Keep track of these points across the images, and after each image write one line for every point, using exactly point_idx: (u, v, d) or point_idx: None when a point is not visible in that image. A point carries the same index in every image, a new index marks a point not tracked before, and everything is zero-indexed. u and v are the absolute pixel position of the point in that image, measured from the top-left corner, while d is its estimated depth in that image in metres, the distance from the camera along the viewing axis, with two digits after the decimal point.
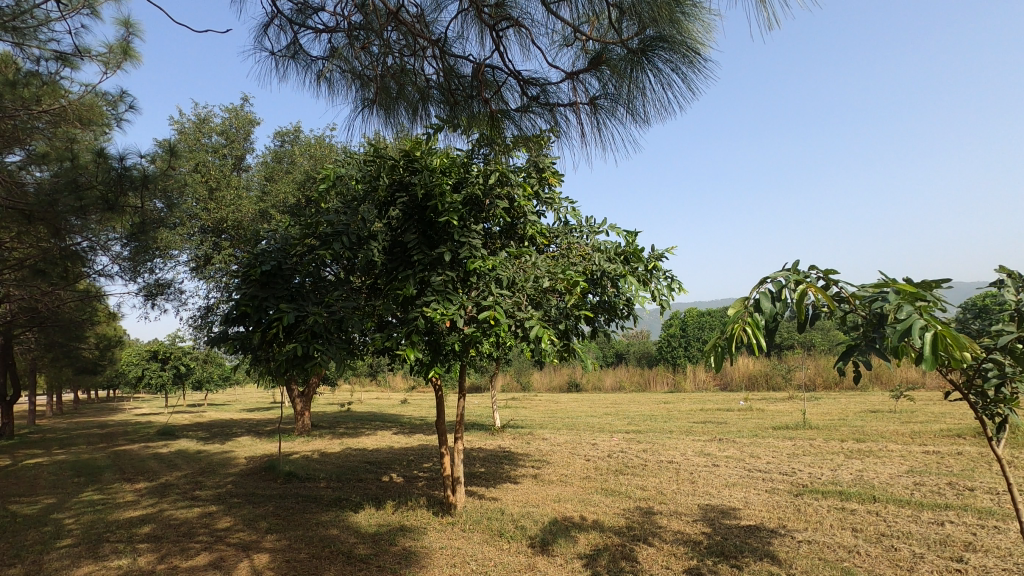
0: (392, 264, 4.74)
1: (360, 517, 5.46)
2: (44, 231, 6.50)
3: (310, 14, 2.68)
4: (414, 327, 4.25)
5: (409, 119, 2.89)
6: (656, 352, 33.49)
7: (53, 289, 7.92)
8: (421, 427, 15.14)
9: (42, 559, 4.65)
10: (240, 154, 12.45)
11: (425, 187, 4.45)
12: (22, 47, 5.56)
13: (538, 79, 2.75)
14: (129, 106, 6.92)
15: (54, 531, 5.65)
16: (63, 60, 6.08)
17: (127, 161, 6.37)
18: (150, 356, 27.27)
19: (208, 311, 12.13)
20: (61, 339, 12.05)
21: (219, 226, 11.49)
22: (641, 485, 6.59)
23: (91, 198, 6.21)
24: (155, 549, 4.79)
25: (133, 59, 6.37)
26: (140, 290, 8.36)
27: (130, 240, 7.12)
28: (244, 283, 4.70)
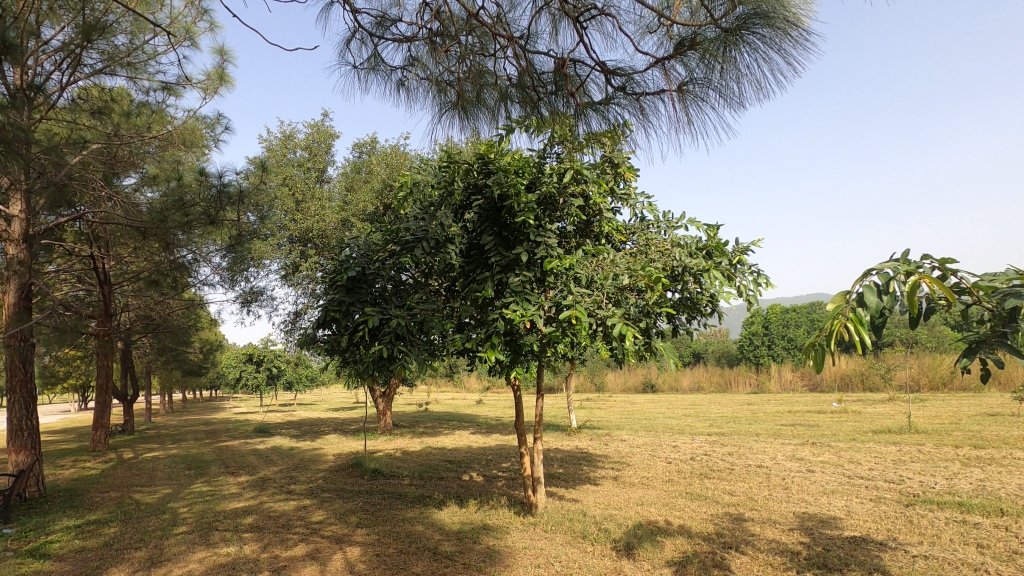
0: (469, 267, 4.82)
1: (444, 515, 5.59)
2: (156, 246, 7.16)
3: (389, 26, 2.76)
4: (494, 329, 4.28)
5: (487, 120, 2.89)
6: (738, 352, 32.03)
7: (164, 298, 8.71)
8: (498, 427, 15.32)
9: (163, 544, 5.10)
10: (322, 167, 13.19)
11: (500, 188, 4.48)
12: (135, 80, 6.17)
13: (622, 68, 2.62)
14: (225, 128, 7.51)
15: (172, 518, 6.19)
16: (168, 89, 6.67)
17: (224, 179, 6.89)
18: (247, 359, 29.46)
19: (296, 316, 12.92)
20: (172, 344, 13.25)
21: (305, 235, 12.17)
22: (729, 490, 6.30)
23: (195, 214, 6.77)
24: (258, 538, 5.14)
25: (227, 84, 6.88)
26: (237, 298, 9.03)
27: (228, 252, 7.67)
28: (331, 288, 4.95)
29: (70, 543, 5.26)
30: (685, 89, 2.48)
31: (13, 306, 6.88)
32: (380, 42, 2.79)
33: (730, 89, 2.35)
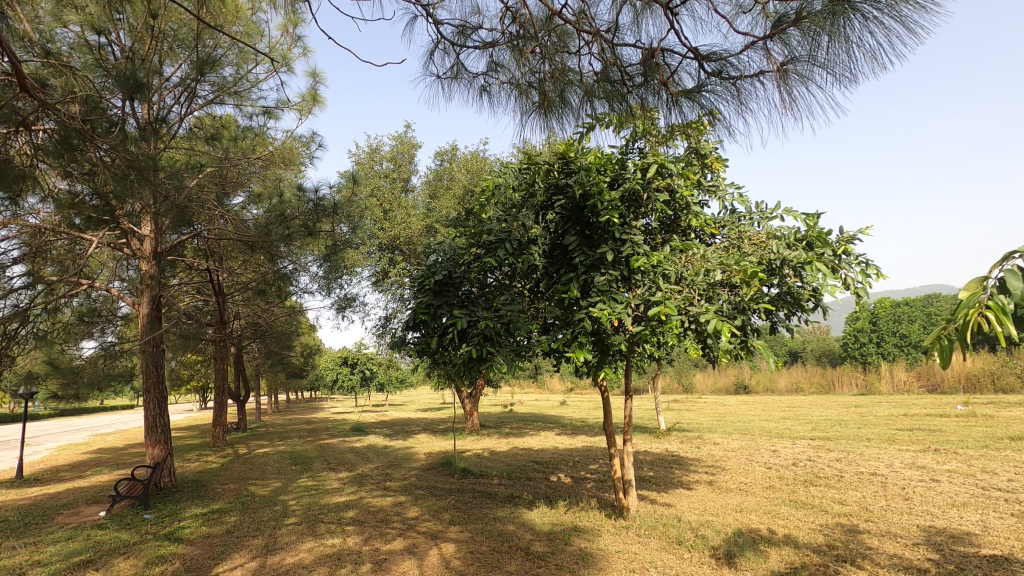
0: (553, 267, 4.81)
1: (534, 515, 5.62)
2: (262, 258, 7.76)
3: (470, 34, 2.82)
4: (581, 329, 4.25)
5: (572, 118, 2.87)
6: (841, 351, 29.70)
7: (270, 306, 9.44)
8: (583, 429, 15.18)
9: (276, 533, 5.52)
10: (407, 177, 13.77)
11: (583, 186, 4.44)
12: (241, 107, 6.75)
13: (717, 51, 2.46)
14: (318, 145, 8.04)
15: (282, 509, 6.68)
16: (268, 113, 7.23)
17: (320, 193, 7.34)
18: (343, 361, 31.26)
19: (387, 320, 13.54)
20: (278, 348, 14.32)
21: (394, 243, 12.69)
22: (839, 499, 5.84)
23: (295, 227, 7.23)
24: (360, 531, 5.43)
25: (320, 104, 7.34)
26: (334, 304, 9.61)
27: (324, 261, 8.16)
28: (420, 292, 5.12)
29: (199, 529, 5.82)
30: (787, 68, 2.32)
31: (146, 317, 7.73)
32: (463, 49, 2.85)
33: (840, 63, 2.15)
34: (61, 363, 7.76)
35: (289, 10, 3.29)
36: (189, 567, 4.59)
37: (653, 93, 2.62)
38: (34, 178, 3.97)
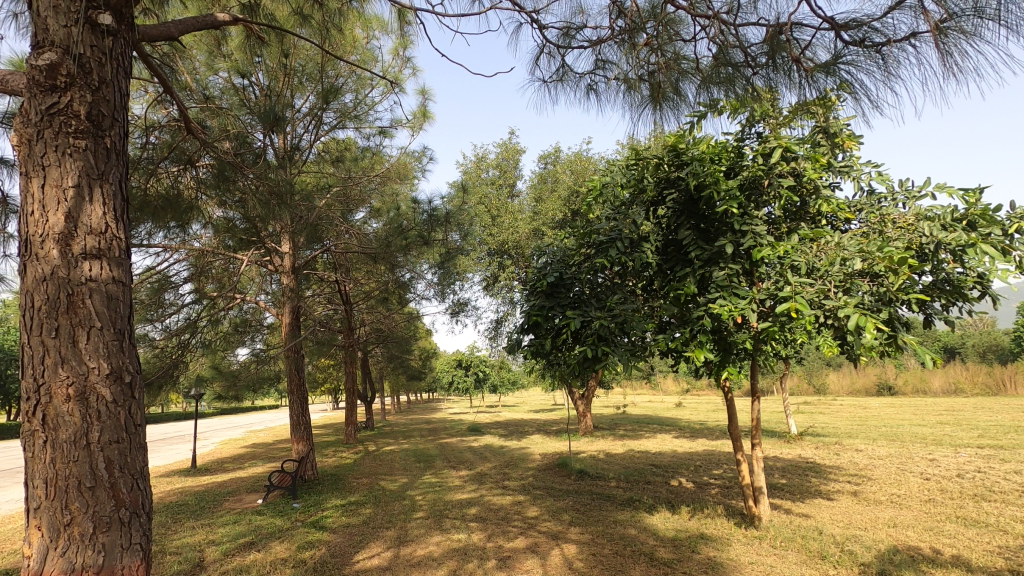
0: (668, 264, 4.65)
1: (656, 520, 5.45)
2: (384, 268, 8.31)
3: (575, 34, 2.82)
4: (701, 328, 4.06)
5: (687, 107, 2.76)
6: (1013, 346, 25.58)
7: (391, 313, 10.09)
8: (704, 432, 14.49)
9: (407, 526, 5.88)
10: (512, 182, 14.07)
11: (696, 178, 4.26)
12: (360, 129, 7.31)
13: (858, 18, 2.21)
14: (429, 158, 8.47)
15: (411, 504, 7.10)
16: (384, 133, 7.74)
17: (433, 204, 7.69)
18: (458, 364, 32.59)
19: (498, 322, 13.92)
20: (398, 352, 15.24)
21: (502, 248, 12.99)
22: (1022, 518, 5.02)
23: (412, 237, 7.67)
24: (483, 528, 5.62)
25: (429, 120, 7.71)
26: (448, 309, 10.05)
27: (438, 268, 8.57)
28: (532, 294, 5.17)
29: (339, 519, 6.36)
30: (947, 25, 2.01)
31: (288, 325, 8.55)
32: (568, 51, 2.86)
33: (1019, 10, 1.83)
34: (223, 368, 8.87)
35: (401, 34, 3.52)
36: (333, 553, 5.03)
37: (783, 72, 2.43)
38: (197, 208, 4.56)
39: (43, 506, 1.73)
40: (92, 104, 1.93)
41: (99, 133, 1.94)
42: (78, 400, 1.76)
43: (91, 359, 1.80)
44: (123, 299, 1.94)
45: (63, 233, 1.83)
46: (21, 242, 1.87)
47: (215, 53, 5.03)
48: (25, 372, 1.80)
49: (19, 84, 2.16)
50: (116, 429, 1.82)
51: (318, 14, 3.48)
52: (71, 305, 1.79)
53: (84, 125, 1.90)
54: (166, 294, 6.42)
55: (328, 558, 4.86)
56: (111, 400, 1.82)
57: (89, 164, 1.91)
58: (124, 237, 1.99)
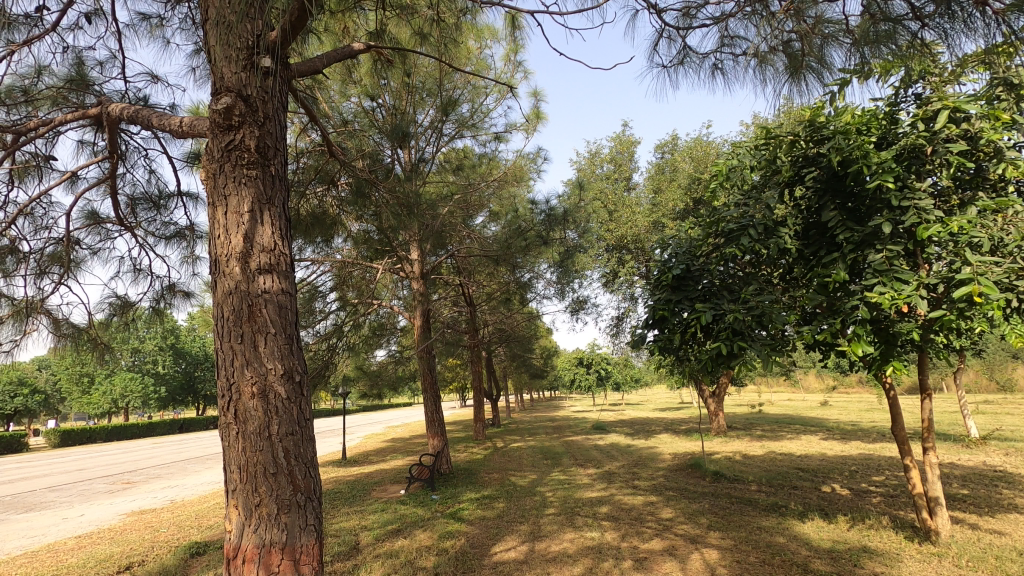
0: (811, 249, 4.25)
1: (808, 528, 5.01)
2: (505, 269, 8.54)
3: (696, 14, 2.69)
4: (855, 318, 3.65)
5: (831, 74, 2.53)
6: None
7: (513, 313, 10.34)
8: (857, 434, 13.05)
9: (540, 521, 5.99)
10: (628, 175, 13.77)
11: (841, 152, 3.85)
12: (477, 136, 7.60)
13: None
14: (544, 159, 8.56)
15: (542, 500, 7.20)
16: (499, 138, 7.96)
17: (550, 204, 7.75)
18: (579, 362, 32.55)
19: (619, 319, 13.68)
20: (521, 351, 15.59)
21: (621, 243, 12.76)
22: None
23: (532, 238, 7.81)
24: (616, 527, 5.55)
25: (542, 121, 7.79)
26: (569, 307, 10.07)
27: (557, 267, 8.60)
28: (657, 289, 4.98)
29: (475, 511, 6.64)
30: None
31: (420, 328, 9.07)
32: (691, 32, 2.73)
33: None
34: (366, 368, 9.69)
35: (513, 39, 3.59)
36: (472, 543, 5.26)
37: (961, 20, 2.14)
38: (340, 223, 5.03)
39: (238, 488, 2.00)
40: (259, 138, 2.21)
41: (265, 163, 2.21)
42: (261, 397, 2.02)
43: (269, 361, 2.05)
44: (291, 307, 2.18)
45: (243, 251, 2.11)
46: (211, 261, 2.19)
47: (347, 81, 5.51)
48: (220, 373, 2.10)
49: (204, 128, 2.53)
50: (290, 422, 2.06)
51: (436, 32, 3.67)
52: (251, 314, 2.06)
53: (254, 157, 2.17)
54: (316, 303, 7.17)
55: (468, 548, 5.10)
56: (286, 397, 2.06)
57: (260, 191, 2.18)
58: (289, 254, 2.24)
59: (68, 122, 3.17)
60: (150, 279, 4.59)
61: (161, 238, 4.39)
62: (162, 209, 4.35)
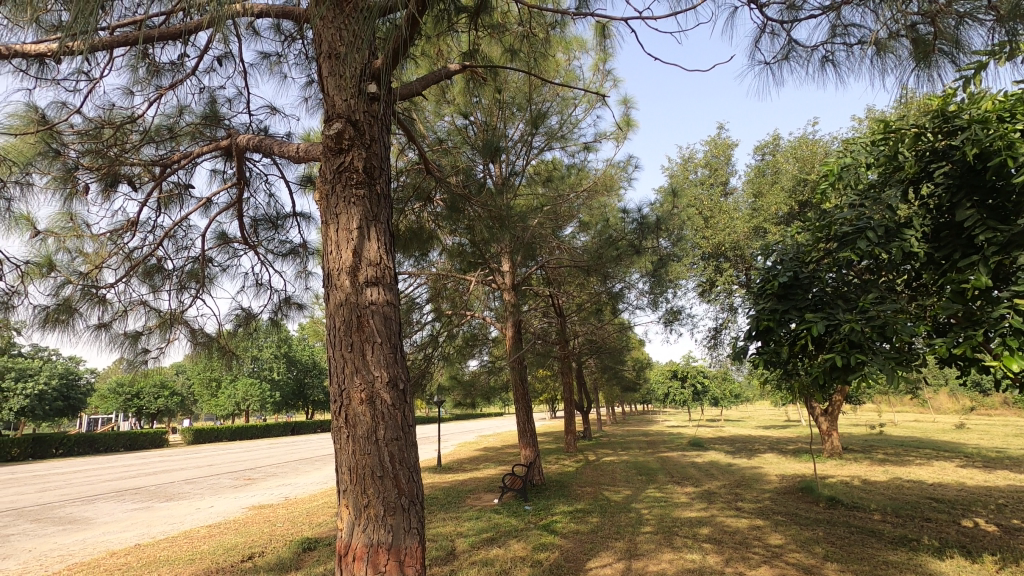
0: (944, 252, 3.82)
1: (946, 567, 4.46)
2: (596, 280, 8.44)
3: (802, 6, 2.55)
4: (1001, 329, 3.22)
5: (966, 58, 2.31)
6: None
7: (605, 324, 10.17)
8: (1004, 462, 11.43)
9: (636, 539, 5.81)
10: (725, 179, 13.17)
11: (978, 143, 3.45)
12: (566, 147, 7.63)
13: None
14: (635, 166, 8.41)
15: (638, 517, 6.98)
16: (589, 148, 7.93)
17: (642, 212, 7.58)
18: (673, 375, 31.33)
19: (717, 330, 13.03)
20: (612, 363, 15.29)
21: (718, 250, 12.18)
22: None
23: (624, 247, 7.66)
24: (719, 551, 5.26)
25: (633, 128, 7.66)
26: (663, 318, 9.73)
27: (650, 277, 8.36)
28: (759, 299, 4.69)
29: (569, 525, 6.57)
30: None
31: (512, 338, 9.19)
32: (796, 24, 2.57)
33: None
34: (460, 377, 9.95)
35: (603, 49, 3.59)
36: (567, 557, 5.20)
37: None
38: (436, 238, 5.24)
39: (349, 489, 2.12)
40: (366, 159, 2.36)
41: (371, 182, 2.35)
42: (368, 403, 2.13)
43: (376, 369, 2.16)
44: (395, 318, 2.29)
45: (352, 266, 2.25)
46: (324, 276, 2.35)
47: (442, 101, 5.73)
48: (332, 379, 2.24)
49: (317, 152, 2.75)
50: (395, 428, 2.15)
51: (526, 47, 3.73)
52: (360, 325, 2.19)
53: (361, 177, 2.32)
54: (414, 314, 7.49)
55: (562, 561, 5.06)
56: (391, 404, 2.16)
57: (367, 209, 2.32)
58: (392, 266, 2.35)
59: (205, 153, 3.57)
60: (269, 293, 5.04)
61: (278, 255, 4.80)
62: (279, 229, 4.76)
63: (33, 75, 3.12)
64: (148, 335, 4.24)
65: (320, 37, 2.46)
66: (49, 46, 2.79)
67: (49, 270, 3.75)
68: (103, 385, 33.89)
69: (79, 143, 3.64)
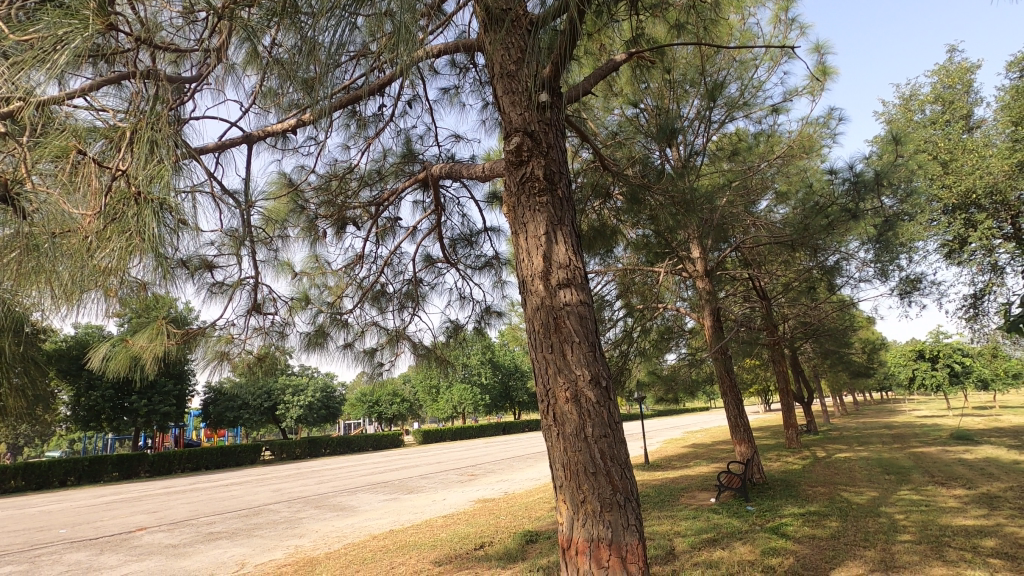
0: None
1: None
2: (805, 255, 7.50)
3: None
4: None
5: None
6: None
7: (820, 302, 9.00)
8: None
9: (892, 549, 4.98)
10: (966, 112, 10.78)
11: None
12: (750, 115, 6.98)
13: None
14: (840, 119, 7.32)
15: (891, 523, 5.98)
16: (777, 110, 7.13)
17: (855, 169, 6.56)
18: (919, 355, 26.36)
19: (977, 296, 10.62)
20: (835, 347, 13.45)
21: (967, 199, 9.95)
22: None
23: (835, 213, 6.68)
24: (1014, 569, 4.25)
25: (832, 76, 6.69)
26: (897, 289, 8.24)
27: (874, 242, 7.16)
28: None
29: (802, 529, 5.91)
30: None
31: (712, 328, 8.65)
32: None
33: None
34: (659, 372, 9.68)
35: None
36: (805, 564, 4.69)
37: None
38: (619, 233, 5.19)
39: (564, 485, 2.19)
40: (546, 166, 2.44)
41: (553, 187, 2.43)
42: (574, 401, 2.19)
43: (577, 368, 2.21)
44: (591, 317, 2.32)
45: (544, 270, 2.34)
46: (519, 283, 2.48)
47: (610, 95, 5.66)
48: (537, 380, 2.35)
49: (501, 169, 2.92)
50: (602, 425, 2.17)
51: (692, 17, 3.53)
52: (557, 325, 2.27)
53: (543, 184, 2.41)
54: (605, 312, 7.50)
55: (800, 569, 4.57)
56: (595, 401, 2.19)
57: (551, 214, 2.39)
58: (582, 266, 2.38)
59: (407, 187, 4.03)
60: (472, 304, 5.50)
61: (476, 268, 5.20)
62: (474, 245, 5.18)
63: (281, 148, 3.88)
64: (381, 350, 4.95)
65: (491, 61, 2.62)
66: (288, 121, 3.42)
67: (307, 303, 4.60)
68: (352, 395, 40.48)
69: (316, 197, 4.42)
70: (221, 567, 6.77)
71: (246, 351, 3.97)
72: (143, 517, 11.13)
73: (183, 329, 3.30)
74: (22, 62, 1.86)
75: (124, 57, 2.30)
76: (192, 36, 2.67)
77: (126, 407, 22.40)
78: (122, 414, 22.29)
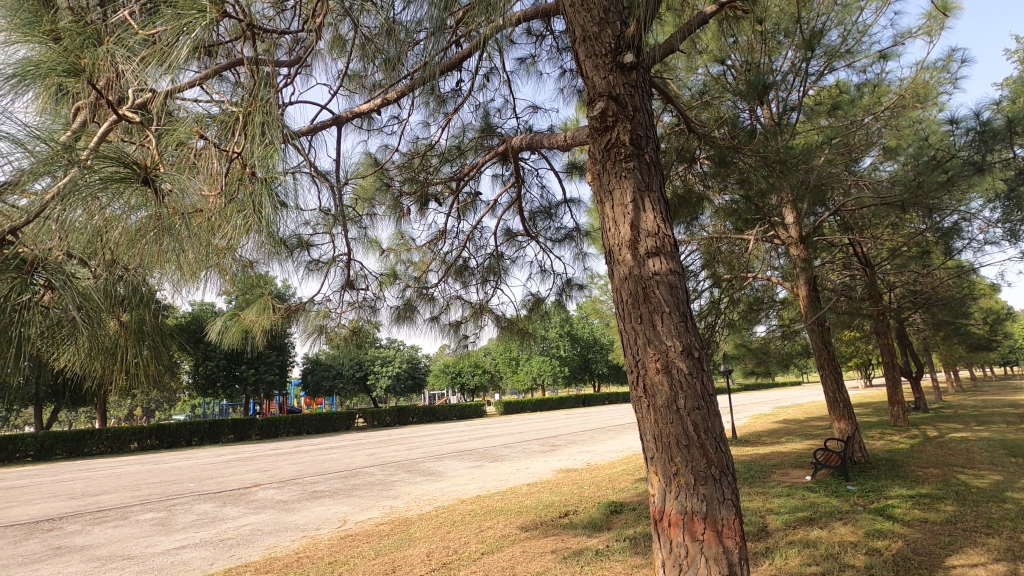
0: None
1: None
2: (917, 217, 6.76)
3: None
4: None
5: None
6: None
7: (932, 269, 8.19)
8: None
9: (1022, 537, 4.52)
10: None
11: None
12: (853, 64, 6.36)
13: None
14: (962, 62, 6.50)
15: (1019, 510, 5.42)
16: (886, 56, 6.43)
17: (982, 116, 5.85)
18: None
19: None
20: (950, 318, 12.20)
21: None
22: None
23: (957, 167, 5.94)
24: None
25: (954, 12, 5.94)
26: None
27: (1001, 200, 6.37)
28: None
29: (913, 512, 5.50)
30: None
31: (807, 298, 8.13)
32: None
33: None
34: (748, 343, 9.30)
35: None
36: (916, 549, 4.37)
37: None
38: (705, 199, 4.94)
39: (656, 457, 2.16)
40: (632, 131, 2.35)
41: (640, 152, 2.34)
42: (665, 371, 2.13)
43: (668, 338, 2.15)
44: (681, 286, 2.24)
45: (632, 239, 2.27)
46: (605, 253, 2.43)
47: (694, 53, 5.35)
48: (626, 351, 2.31)
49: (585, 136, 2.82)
50: (695, 397, 2.11)
51: None
52: (646, 296, 2.21)
53: (629, 150, 2.32)
54: (688, 283, 7.23)
55: (911, 554, 4.26)
56: (687, 372, 2.12)
57: (639, 180, 2.32)
58: (671, 234, 2.28)
59: (486, 162, 4.05)
60: (553, 277, 5.48)
61: (555, 241, 5.18)
62: (554, 217, 5.13)
63: (367, 128, 4.01)
64: (465, 323, 5.07)
65: (572, 25, 2.53)
66: (370, 101, 3.51)
67: (395, 279, 4.79)
68: (436, 367, 42.14)
69: (400, 174, 4.54)
70: (325, 523, 7.36)
71: (341, 324, 4.20)
72: (256, 475, 12.29)
73: (285, 305, 3.56)
74: (148, 58, 2.05)
75: (227, 48, 2.47)
76: (284, 24, 2.80)
77: (238, 375, 24.69)
78: (234, 381, 24.64)
